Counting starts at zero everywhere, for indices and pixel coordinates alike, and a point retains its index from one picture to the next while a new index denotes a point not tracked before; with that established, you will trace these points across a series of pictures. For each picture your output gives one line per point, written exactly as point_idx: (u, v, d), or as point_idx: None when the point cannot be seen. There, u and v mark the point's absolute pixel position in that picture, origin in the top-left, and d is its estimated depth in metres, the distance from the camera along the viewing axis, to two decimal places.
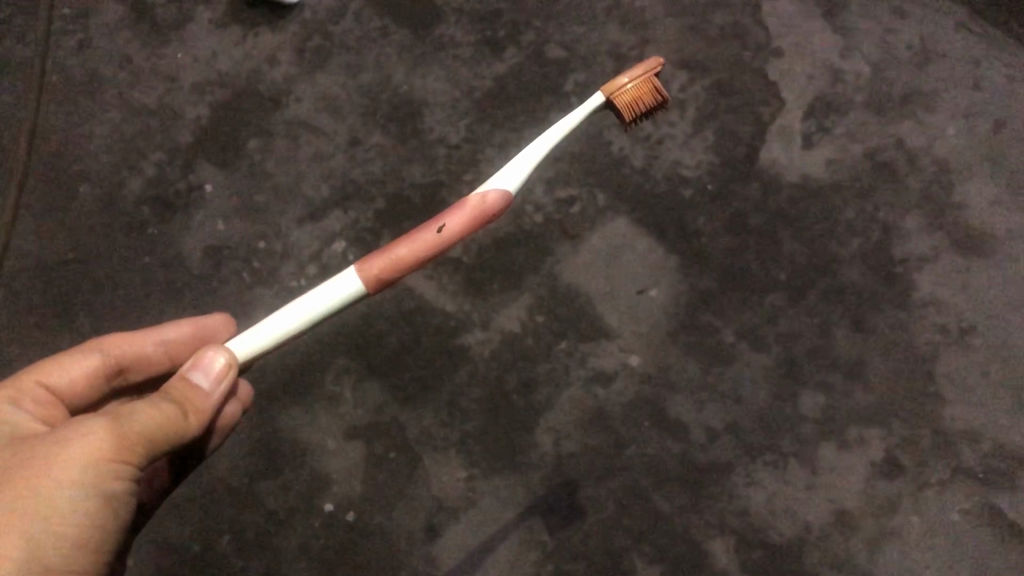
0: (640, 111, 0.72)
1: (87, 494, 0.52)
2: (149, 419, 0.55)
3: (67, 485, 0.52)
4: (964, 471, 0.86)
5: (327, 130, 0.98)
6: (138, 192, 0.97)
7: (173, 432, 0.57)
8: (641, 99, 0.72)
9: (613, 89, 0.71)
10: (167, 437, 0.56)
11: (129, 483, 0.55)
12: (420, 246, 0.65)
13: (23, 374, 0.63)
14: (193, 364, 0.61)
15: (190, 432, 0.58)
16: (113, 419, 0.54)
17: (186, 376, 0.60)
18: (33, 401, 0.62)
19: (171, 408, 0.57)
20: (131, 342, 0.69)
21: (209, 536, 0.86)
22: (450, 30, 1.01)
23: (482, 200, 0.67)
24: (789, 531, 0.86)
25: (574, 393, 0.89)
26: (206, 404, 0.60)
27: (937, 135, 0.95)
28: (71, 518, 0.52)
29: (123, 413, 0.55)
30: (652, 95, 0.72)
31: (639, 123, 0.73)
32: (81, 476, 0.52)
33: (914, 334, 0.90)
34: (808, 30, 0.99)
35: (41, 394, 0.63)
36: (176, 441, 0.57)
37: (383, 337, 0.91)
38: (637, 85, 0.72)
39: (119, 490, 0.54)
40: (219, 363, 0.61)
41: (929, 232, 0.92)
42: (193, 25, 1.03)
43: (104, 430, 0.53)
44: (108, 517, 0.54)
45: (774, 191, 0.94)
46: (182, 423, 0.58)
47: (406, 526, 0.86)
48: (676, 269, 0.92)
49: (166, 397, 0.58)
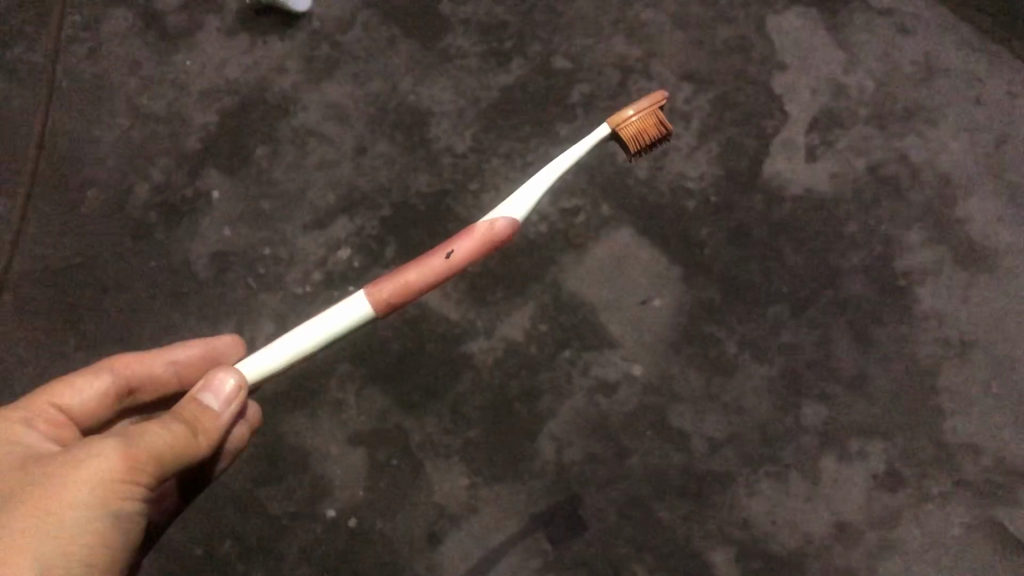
0: (645, 143, 0.72)
1: (99, 514, 0.52)
2: (159, 440, 0.56)
3: (80, 505, 0.52)
4: (967, 484, 0.87)
5: (335, 139, 0.99)
6: (146, 197, 0.98)
7: (184, 453, 0.57)
8: (646, 132, 0.72)
9: (619, 121, 0.71)
10: (178, 458, 0.57)
11: (139, 503, 0.55)
12: (430, 271, 0.65)
13: (33, 397, 0.63)
14: (204, 386, 0.62)
15: (199, 452, 0.59)
16: (125, 439, 0.54)
17: (196, 398, 0.61)
18: (45, 422, 0.62)
19: (181, 429, 0.58)
20: (142, 362, 0.69)
21: (211, 542, 0.86)
22: (457, 40, 1.02)
23: (490, 227, 0.67)
24: (790, 543, 0.86)
25: (577, 402, 0.89)
26: (215, 425, 0.61)
27: (940, 150, 0.96)
28: (83, 538, 0.52)
29: (134, 434, 0.55)
30: (656, 128, 0.73)
31: (644, 156, 0.73)
32: (94, 497, 0.52)
33: (917, 347, 0.90)
34: (812, 44, 1.00)
35: (53, 415, 0.63)
36: (186, 461, 0.58)
37: (386, 344, 0.91)
38: (642, 119, 0.72)
39: (129, 510, 0.54)
40: (229, 385, 0.62)
41: (932, 246, 0.93)
42: (202, 34, 1.04)
43: (116, 450, 0.54)
44: (118, 538, 0.54)
45: (777, 203, 0.95)
46: (192, 445, 0.58)
47: (408, 533, 0.87)
48: (679, 280, 0.92)
49: (177, 419, 0.58)
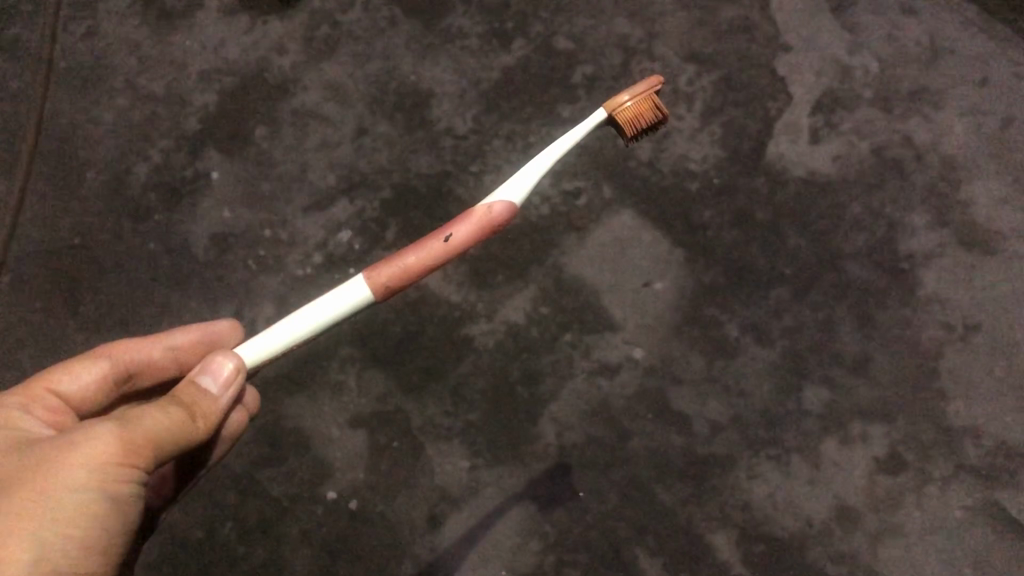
0: (641, 128, 0.71)
1: (96, 497, 0.52)
2: (156, 424, 0.56)
3: (77, 488, 0.52)
4: (968, 467, 0.87)
5: (335, 119, 0.98)
6: (145, 179, 0.97)
7: (182, 437, 0.57)
8: (642, 116, 0.71)
9: (614, 106, 0.71)
10: (176, 441, 0.57)
11: (137, 486, 0.55)
12: (429, 254, 0.65)
13: (31, 382, 0.63)
14: (201, 369, 0.62)
15: (197, 436, 0.59)
16: (121, 423, 0.54)
17: (195, 381, 0.61)
18: (43, 407, 0.62)
19: (178, 413, 0.58)
20: (140, 348, 0.69)
21: (212, 524, 0.87)
22: (459, 20, 1.01)
23: (489, 211, 0.67)
24: (791, 526, 0.86)
25: (578, 384, 0.89)
26: (214, 409, 0.60)
27: (945, 131, 0.95)
28: (80, 521, 0.52)
29: (131, 417, 0.55)
30: (653, 112, 0.72)
31: (640, 140, 0.72)
32: (91, 480, 0.52)
33: (919, 331, 0.90)
34: (816, 25, 0.99)
35: (50, 401, 0.63)
36: (184, 445, 0.58)
37: (387, 326, 0.91)
38: (637, 103, 0.71)
39: (127, 493, 0.54)
40: (227, 369, 0.61)
41: (936, 229, 0.92)
42: (201, 14, 1.03)
43: (112, 433, 0.54)
44: (117, 521, 0.54)
45: (781, 185, 0.94)
46: (189, 428, 0.58)
47: (410, 515, 0.87)
48: (681, 263, 0.92)
49: (174, 403, 0.58)
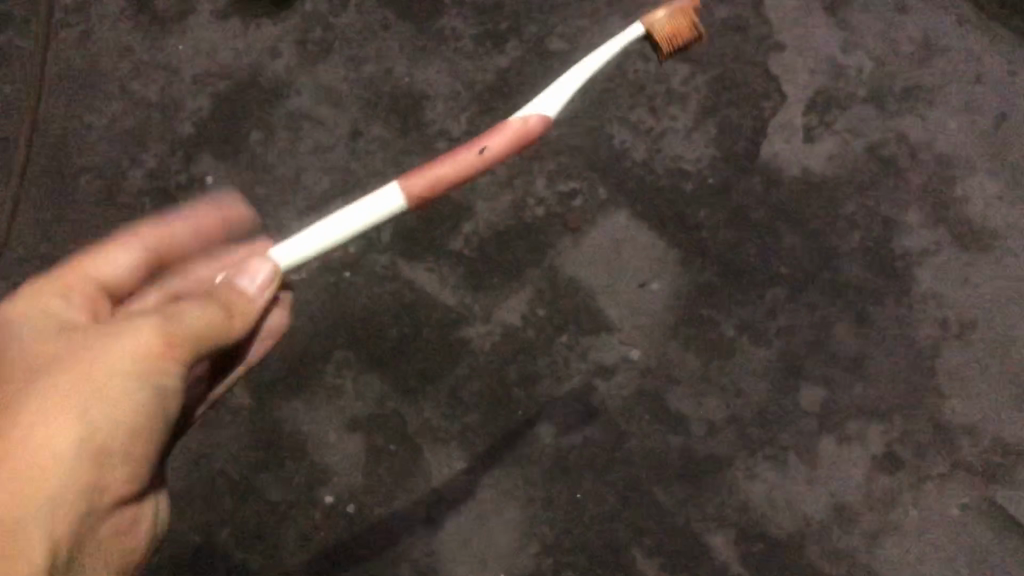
0: (677, 44, 0.73)
1: (138, 390, 0.54)
2: (198, 319, 0.56)
3: (122, 379, 0.53)
4: (965, 464, 0.87)
5: (329, 123, 0.98)
6: (139, 184, 0.97)
7: (220, 334, 0.57)
8: (678, 34, 0.73)
9: (650, 22, 0.72)
10: (216, 338, 0.57)
11: (177, 381, 0.56)
12: (461, 165, 0.62)
13: (67, 267, 0.61)
14: (239, 271, 0.60)
15: (236, 333, 0.58)
16: (162, 318, 0.55)
17: (232, 282, 0.60)
18: (80, 295, 0.60)
19: (217, 309, 0.57)
20: (165, 233, 0.68)
21: (209, 531, 0.87)
22: (452, 22, 1.01)
23: (524, 124, 0.65)
24: (789, 525, 0.86)
25: (574, 386, 0.89)
26: (250, 307, 0.59)
27: (940, 129, 0.95)
28: (123, 415, 0.53)
29: (173, 314, 0.56)
30: (689, 30, 0.73)
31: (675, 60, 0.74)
32: (135, 371, 0.53)
33: (916, 329, 0.90)
34: (810, 24, 0.99)
35: (87, 287, 0.61)
36: (223, 342, 0.58)
37: (383, 329, 0.91)
38: (674, 20, 0.73)
39: (168, 387, 0.55)
40: (266, 271, 0.61)
41: (931, 226, 0.92)
42: (194, 18, 1.03)
43: (151, 330, 0.54)
44: (160, 412, 0.55)
45: (775, 185, 0.94)
46: (230, 324, 0.58)
47: (407, 519, 0.87)
48: (676, 264, 0.92)
49: (213, 298, 0.58)
